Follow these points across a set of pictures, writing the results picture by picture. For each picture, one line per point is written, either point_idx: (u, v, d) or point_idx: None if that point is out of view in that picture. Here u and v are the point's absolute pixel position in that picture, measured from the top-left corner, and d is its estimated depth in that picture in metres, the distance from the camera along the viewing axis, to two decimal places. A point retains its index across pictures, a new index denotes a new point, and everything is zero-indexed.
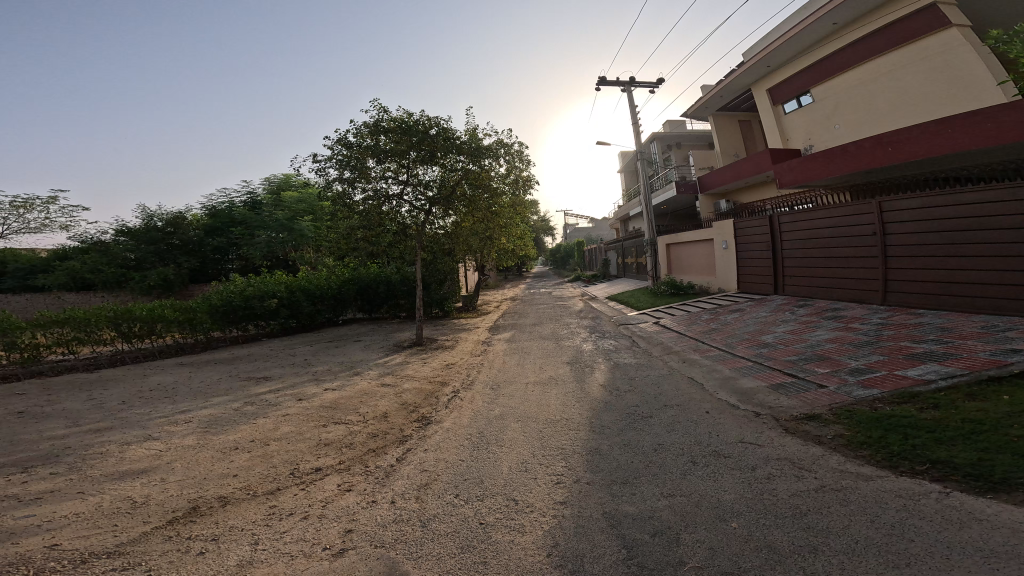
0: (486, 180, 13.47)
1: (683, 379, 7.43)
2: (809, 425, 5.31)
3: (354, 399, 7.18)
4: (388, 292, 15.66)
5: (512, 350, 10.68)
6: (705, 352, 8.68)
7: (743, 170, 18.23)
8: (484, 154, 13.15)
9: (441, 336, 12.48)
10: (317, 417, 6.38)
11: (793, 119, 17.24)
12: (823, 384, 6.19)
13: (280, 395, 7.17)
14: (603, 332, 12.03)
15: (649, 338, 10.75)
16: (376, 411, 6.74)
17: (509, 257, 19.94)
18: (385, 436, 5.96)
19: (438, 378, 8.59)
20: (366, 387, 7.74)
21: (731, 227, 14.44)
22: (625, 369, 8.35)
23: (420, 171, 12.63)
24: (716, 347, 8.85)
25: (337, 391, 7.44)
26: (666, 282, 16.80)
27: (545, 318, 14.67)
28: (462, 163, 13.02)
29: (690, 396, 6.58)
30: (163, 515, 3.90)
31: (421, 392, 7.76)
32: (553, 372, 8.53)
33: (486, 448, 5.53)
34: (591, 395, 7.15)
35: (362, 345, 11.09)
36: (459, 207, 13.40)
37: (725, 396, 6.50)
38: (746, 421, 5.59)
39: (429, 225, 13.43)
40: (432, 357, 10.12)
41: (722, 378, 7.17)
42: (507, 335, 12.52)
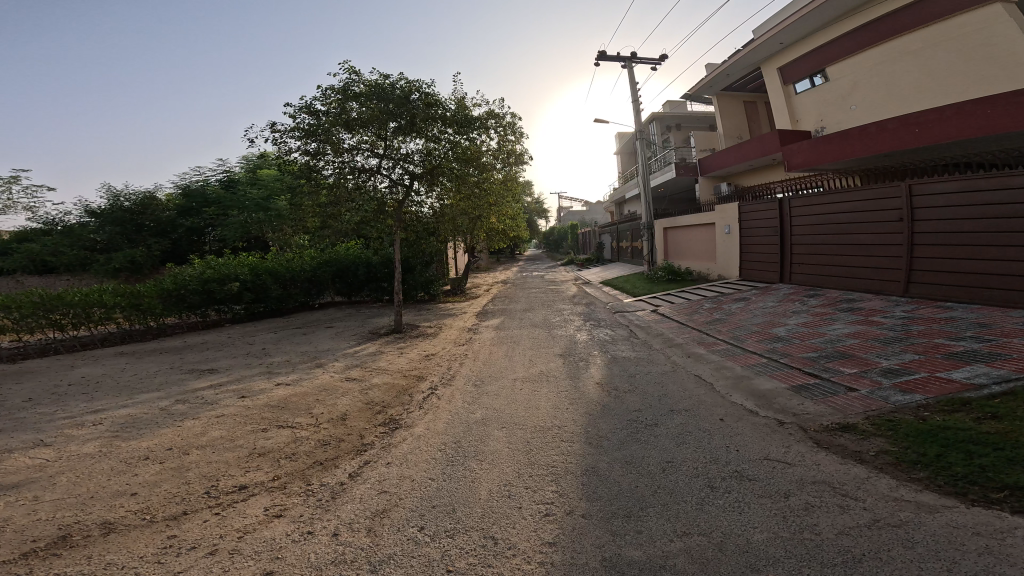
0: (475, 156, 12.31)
1: (689, 377, 6.61)
2: (841, 438, 4.52)
3: (312, 396, 6.24)
4: (369, 274, 14.53)
5: (499, 339, 9.75)
6: (711, 346, 7.85)
7: (749, 151, 17.25)
8: (472, 125, 11.94)
9: (423, 323, 11.50)
10: (259, 418, 5.45)
11: (805, 99, 16.23)
12: (853, 387, 5.41)
13: (222, 391, 6.20)
14: (598, 320, 11.15)
15: (647, 328, 9.92)
16: (334, 412, 5.81)
17: (500, 239, 18.76)
18: (341, 444, 5.05)
19: (414, 371, 7.66)
20: (327, 382, 6.78)
21: (735, 210, 13.50)
22: (623, 364, 7.51)
23: (400, 142, 11.38)
24: (723, 341, 8.01)
25: (293, 387, 6.48)
26: (663, 267, 15.92)
27: (536, 304, 13.73)
28: (447, 135, 11.79)
29: (700, 400, 5.77)
30: (18, 547, 3.14)
31: (392, 388, 6.82)
32: (541, 366, 7.67)
33: (461, 462, 4.65)
34: (585, 395, 6.29)
35: (333, 331, 10.07)
36: (445, 182, 12.24)
37: (738, 400, 5.68)
38: (768, 432, 4.83)
39: (412, 203, 12.27)
40: (410, 346, 9.16)
41: (733, 378, 6.35)
42: (495, 322, 11.54)
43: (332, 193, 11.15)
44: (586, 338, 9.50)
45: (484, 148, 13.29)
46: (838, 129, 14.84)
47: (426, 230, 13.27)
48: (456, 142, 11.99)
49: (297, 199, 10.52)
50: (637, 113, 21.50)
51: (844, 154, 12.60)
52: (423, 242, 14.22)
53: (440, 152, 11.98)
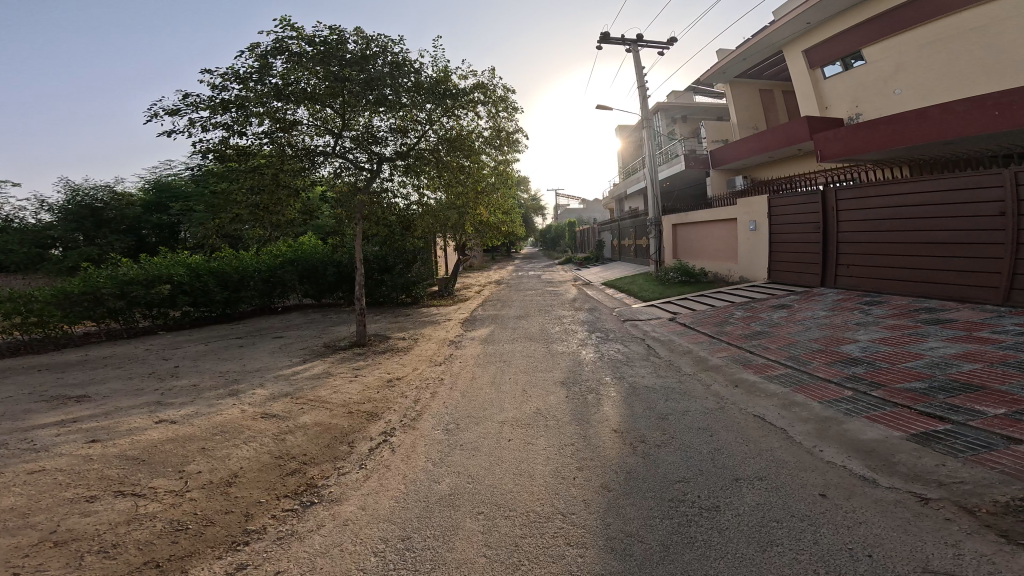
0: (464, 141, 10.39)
1: (734, 425, 4.87)
2: (957, 527, 2.91)
3: (196, 442, 4.57)
4: (340, 274, 12.58)
5: (485, 357, 7.89)
6: (767, 370, 6.08)
7: (771, 140, 15.44)
8: (455, 100, 9.88)
9: (395, 332, 9.58)
10: (90, 480, 3.83)
11: (835, 83, 14.50)
12: (997, 444, 3.74)
13: (69, 433, 4.63)
14: (605, 330, 9.35)
15: (665, 342, 8.10)
16: (222, 471, 4.10)
17: (495, 237, 16.80)
18: (208, 534, 3.29)
19: (366, 405, 5.85)
20: (229, 420, 5.07)
21: (761, 203, 11.65)
22: (644, 398, 5.72)
23: (365, 119, 9.17)
24: (778, 363, 6.16)
25: (177, 429, 4.81)
26: (676, 268, 14.07)
27: (533, 309, 11.88)
28: (426, 112, 9.72)
29: (783, 460, 4.11)
30: None
31: (323, 432, 5.01)
32: (531, 401, 5.89)
33: (383, 570, 2.91)
34: (596, 453, 4.51)
35: (279, 344, 8.25)
36: (432, 172, 10.40)
37: (809, 467, 3.97)
38: (912, 518, 3.12)
39: (392, 196, 10.31)
40: (372, 366, 7.32)
41: (793, 429, 4.61)
42: (483, 331, 9.70)
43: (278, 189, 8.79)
44: (590, 354, 7.71)
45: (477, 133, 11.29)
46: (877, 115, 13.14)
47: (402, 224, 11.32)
48: (436, 120, 10.05)
49: (219, 201, 7.85)
50: (643, 101, 19.68)
51: (893, 141, 10.86)
52: (404, 238, 12.24)
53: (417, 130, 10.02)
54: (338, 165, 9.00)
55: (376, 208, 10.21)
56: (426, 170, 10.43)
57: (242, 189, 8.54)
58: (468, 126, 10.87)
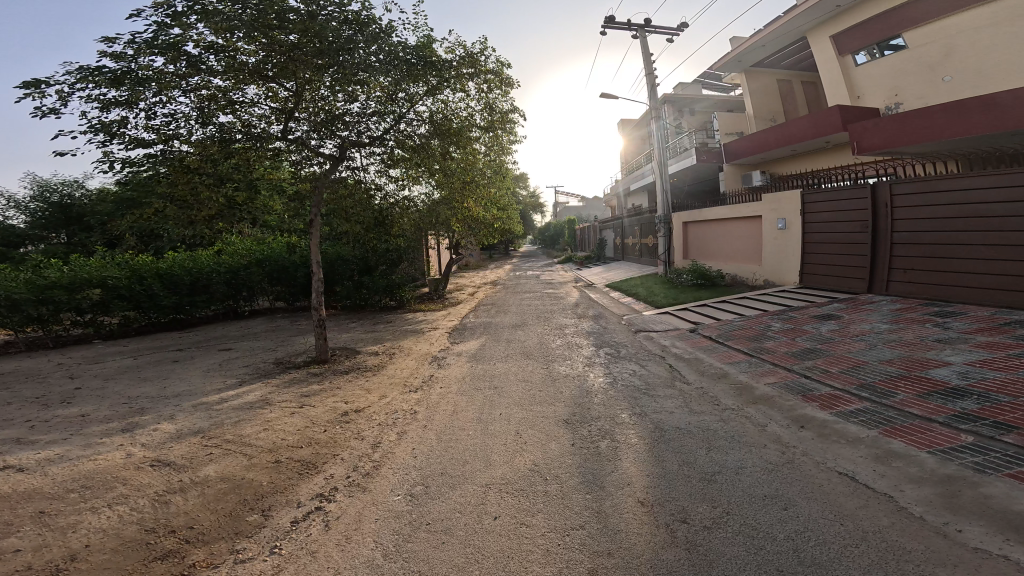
0: (456, 130, 9.16)
1: (810, 492, 3.51)
2: None
3: (36, 502, 3.37)
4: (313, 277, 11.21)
5: (471, 382, 6.43)
6: (844, 402, 4.75)
7: (795, 132, 14.04)
8: (440, 77, 8.41)
9: (367, 345, 8.15)
10: None
11: (869, 71, 13.12)
12: None
13: None
14: (614, 344, 7.94)
15: (687, 363, 6.69)
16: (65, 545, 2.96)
17: (492, 235, 15.32)
18: None
19: (305, 450, 4.49)
20: (104, 465, 3.91)
21: (791, 198, 10.20)
22: (672, 451, 4.35)
23: (336, 100, 7.49)
24: (857, 398, 4.77)
25: (21, 481, 3.61)
26: (690, 270, 12.63)
27: (531, 316, 10.41)
28: (407, 91, 8.35)
29: (894, 546, 2.81)
30: None
31: (226, 488, 3.77)
32: (521, 451, 4.52)
33: None
34: (609, 538, 3.16)
35: (218, 361, 6.87)
36: (433, 168, 9.46)
37: (950, 565, 2.60)
38: None
39: (382, 194, 9.04)
40: (327, 392, 5.93)
41: (890, 502, 3.25)
42: (471, 344, 8.25)
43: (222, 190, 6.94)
44: (596, 379, 6.30)
45: (475, 124, 9.80)
46: (918, 104, 11.79)
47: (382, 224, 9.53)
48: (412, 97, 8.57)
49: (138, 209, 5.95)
50: (651, 91, 18.22)
51: (949, 131, 9.53)
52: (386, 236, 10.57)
53: (392, 108, 8.41)
54: (296, 152, 7.31)
55: (353, 204, 8.59)
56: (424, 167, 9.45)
57: (163, 185, 6.60)
58: (459, 111, 9.46)
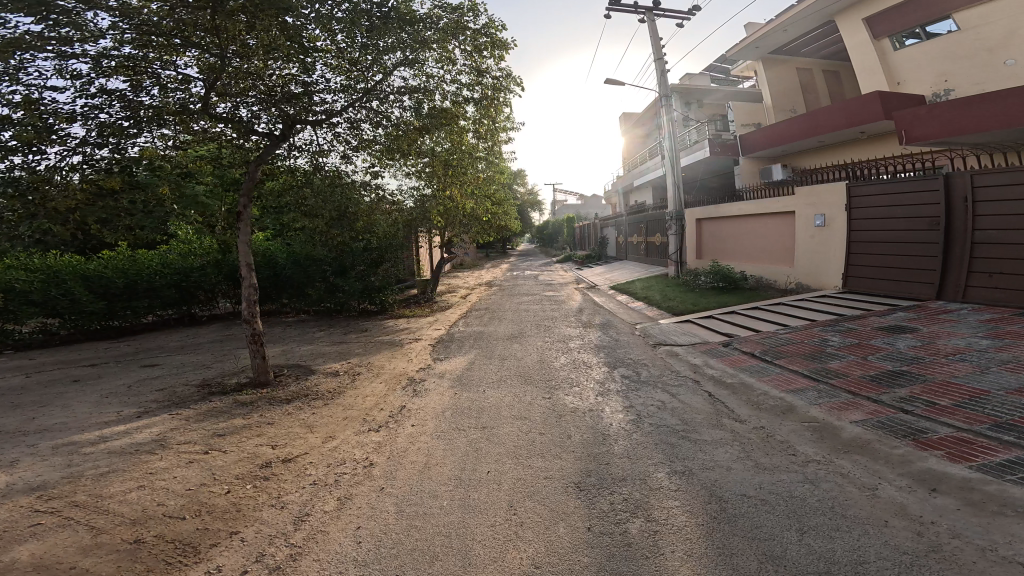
0: (445, 120, 7.77)
1: None
2: None
3: None
4: (275, 280, 9.92)
5: (450, 421, 4.94)
6: (989, 452, 3.46)
7: (826, 121, 12.65)
8: (422, 45, 6.98)
9: (329, 361, 6.70)
10: None
11: (910, 55, 11.73)
12: None
13: None
14: (630, 364, 6.51)
15: (725, 391, 5.29)
16: None
17: (488, 233, 13.81)
18: None
19: (188, 523, 3.11)
20: None
21: (832, 192, 8.75)
22: (735, 536, 2.95)
23: (285, 72, 6.08)
24: (1005, 448, 3.47)
25: None
26: (708, 271, 11.17)
27: (530, 325, 8.92)
28: (384, 62, 6.97)
29: None
30: None
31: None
32: (504, 534, 3.12)
33: None
34: None
35: (126, 384, 5.47)
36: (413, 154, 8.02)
37: None
38: None
39: (353, 185, 7.56)
40: (254, 431, 4.52)
41: None
42: (458, 363, 6.75)
43: (135, 180, 5.68)
44: (610, 417, 4.86)
45: (469, 116, 8.38)
46: (973, 89, 10.43)
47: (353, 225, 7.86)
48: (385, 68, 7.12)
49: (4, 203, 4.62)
50: (661, 78, 16.79)
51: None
52: (361, 232, 9.01)
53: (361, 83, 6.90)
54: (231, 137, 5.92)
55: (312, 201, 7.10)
56: (404, 152, 8.06)
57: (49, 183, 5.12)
58: (445, 90, 7.99)
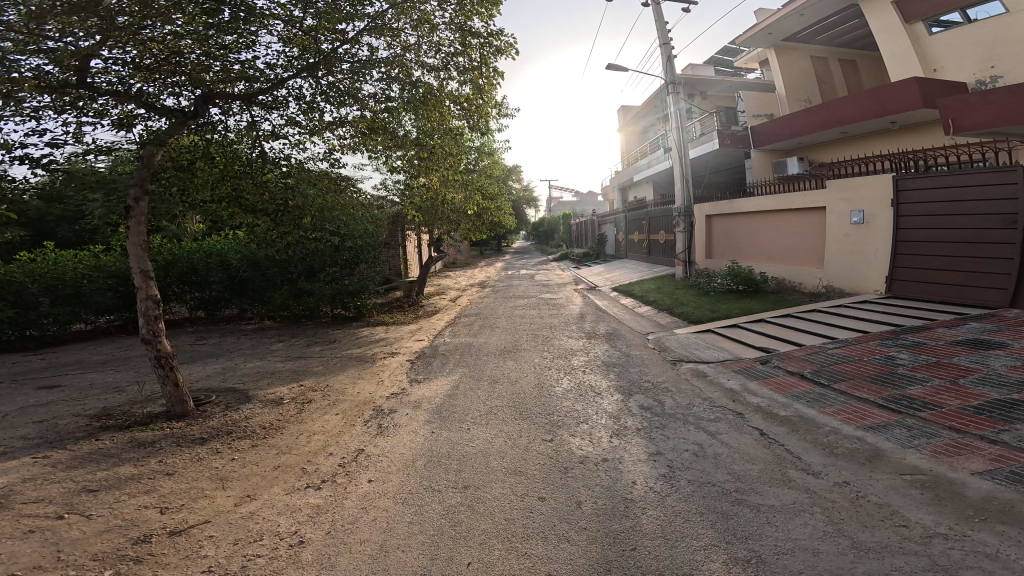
0: (434, 102, 7.06)
1: None
2: None
3: None
4: (230, 283, 8.70)
5: (420, 477, 3.74)
6: None
7: (853, 110, 11.59)
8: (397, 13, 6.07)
9: (280, 383, 5.49)
10: None
11: (949, 39, 10.70)
12: None
13: None
14: (646, 388, 5.37)
15: (782, 430, 4.22)
16: None
17: (480, 230, 12.54)
18: None
19: None
20: None
21: (872, 184, 7.65)
22: None
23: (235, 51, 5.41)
24: None
25: None
26: (724, 273, 10.02)
27: (525, 336, 7.72)
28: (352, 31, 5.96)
29: None
30: None
31: None
32: None
33: None
34: None
35: (4, 415, 4.32)
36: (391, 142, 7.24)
37: None
38: None
39: (314, 175, 6.42)
40: (143, 485, 3.39)
41: None
42: (439, 387, 5.55)
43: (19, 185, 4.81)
44: (631, 472, 3.72)
45: (453, 94, 7.19)
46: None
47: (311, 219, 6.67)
48: (343, 35, 5.97)
49: None
50: (668, 64, 15.64)
51: None
52: (314, 224, 7.72)
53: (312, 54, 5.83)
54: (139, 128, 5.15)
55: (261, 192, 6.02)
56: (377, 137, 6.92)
57: None
58: (424, 63, 6.78)
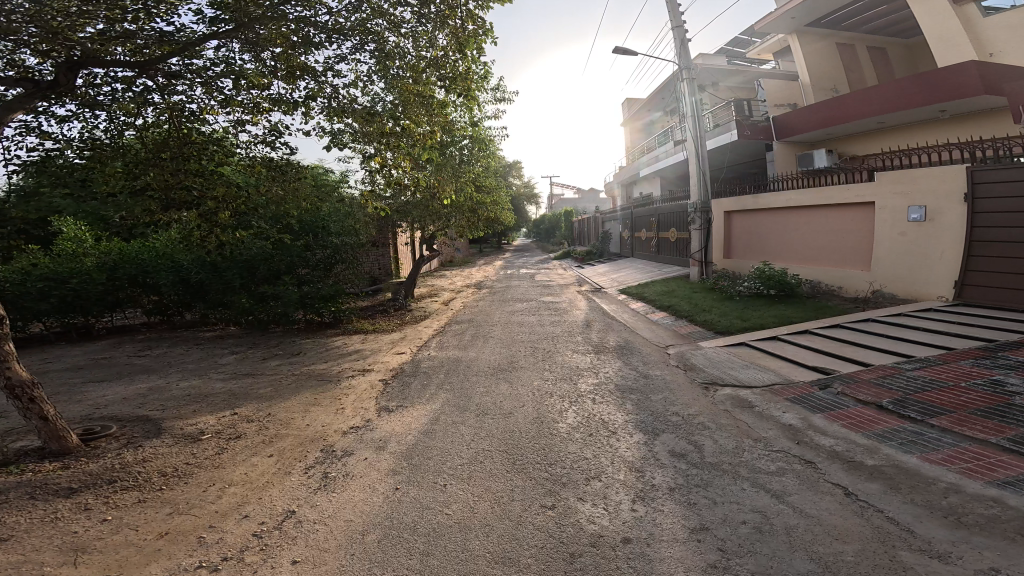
0: (417, 81, 6.26)
1: None
2: None
3: None
4: (189, 286, 7.67)
5: (365, 561, 2.61)
6: None
7: (896, 96, 10.37)
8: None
9: (214, 412, 4.40)
10: None
11: (1008, 16, 9.51)
12: None
13: None
14: (677, 426, 4.22)
15: (876, 488, 3.12)
16: None
17: (475, 228, 11.35)
18: None
19: None
20: None
21: (937, 176, 6.47)
22: None
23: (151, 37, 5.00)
24: None
25: None
26: (751, 276, 8.82)
27: (523, 350, 6.55)
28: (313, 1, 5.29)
29: None
30: None
31: None
32: None
33: None
34: None
35: None
36: (363, 123, 6.26)
37: None
38: None
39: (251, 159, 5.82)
40: None
41: None
42: (412, 419, 4.42)
43: None
44: (666, 561, 2.58)
45: (436, 61, 6.30)
46: None
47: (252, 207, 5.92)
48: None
49: None
50: (683, 48, 14.43)
51: None
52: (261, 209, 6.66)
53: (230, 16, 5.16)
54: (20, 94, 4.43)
55: (178, 177, 5.27)
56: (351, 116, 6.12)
57: None
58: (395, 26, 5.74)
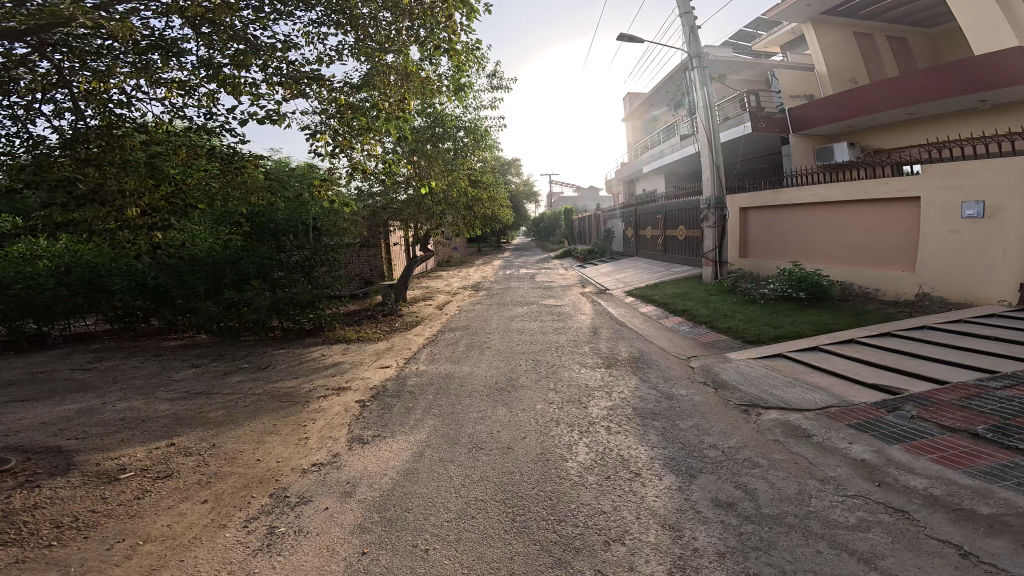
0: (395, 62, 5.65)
1: None
2: None
3: None
4: (151, 292, 6.90)
5: None
6: None
7: (929, 85, 9.54)
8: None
9: (145, 446, 3.60)
10: None
11: None
12: None
13: None
14: (717, 465, 3.41)
15: (1005, 548, 2.35)
16: None
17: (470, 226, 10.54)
18: None
19: None
20: None
21: (997, 168, 5.66)
22: None
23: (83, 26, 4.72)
24: None
25: None
26: (778, 278, 8.00)
27: (523, 364, 5.73)
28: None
29: None
30: None
31: None
32: None
33: None
34: None
35: None
36: (334, 106, 5.51)
37: None
38: None
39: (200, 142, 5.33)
40: None
41: None
42: (388, 455, 3.61)
43: None
44: None
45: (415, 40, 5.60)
46: None
47: (190, 203, 5.31)
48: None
49: None
50: (692, 36, 13.62)
51: None
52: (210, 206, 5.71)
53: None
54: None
55: (89, 168, 4.65)
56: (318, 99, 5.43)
57: None
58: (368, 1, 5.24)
